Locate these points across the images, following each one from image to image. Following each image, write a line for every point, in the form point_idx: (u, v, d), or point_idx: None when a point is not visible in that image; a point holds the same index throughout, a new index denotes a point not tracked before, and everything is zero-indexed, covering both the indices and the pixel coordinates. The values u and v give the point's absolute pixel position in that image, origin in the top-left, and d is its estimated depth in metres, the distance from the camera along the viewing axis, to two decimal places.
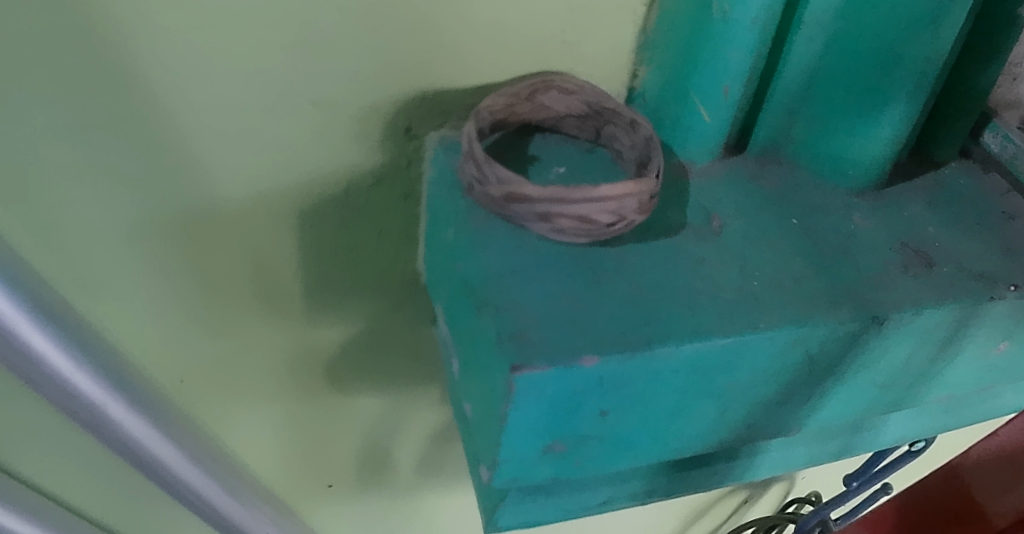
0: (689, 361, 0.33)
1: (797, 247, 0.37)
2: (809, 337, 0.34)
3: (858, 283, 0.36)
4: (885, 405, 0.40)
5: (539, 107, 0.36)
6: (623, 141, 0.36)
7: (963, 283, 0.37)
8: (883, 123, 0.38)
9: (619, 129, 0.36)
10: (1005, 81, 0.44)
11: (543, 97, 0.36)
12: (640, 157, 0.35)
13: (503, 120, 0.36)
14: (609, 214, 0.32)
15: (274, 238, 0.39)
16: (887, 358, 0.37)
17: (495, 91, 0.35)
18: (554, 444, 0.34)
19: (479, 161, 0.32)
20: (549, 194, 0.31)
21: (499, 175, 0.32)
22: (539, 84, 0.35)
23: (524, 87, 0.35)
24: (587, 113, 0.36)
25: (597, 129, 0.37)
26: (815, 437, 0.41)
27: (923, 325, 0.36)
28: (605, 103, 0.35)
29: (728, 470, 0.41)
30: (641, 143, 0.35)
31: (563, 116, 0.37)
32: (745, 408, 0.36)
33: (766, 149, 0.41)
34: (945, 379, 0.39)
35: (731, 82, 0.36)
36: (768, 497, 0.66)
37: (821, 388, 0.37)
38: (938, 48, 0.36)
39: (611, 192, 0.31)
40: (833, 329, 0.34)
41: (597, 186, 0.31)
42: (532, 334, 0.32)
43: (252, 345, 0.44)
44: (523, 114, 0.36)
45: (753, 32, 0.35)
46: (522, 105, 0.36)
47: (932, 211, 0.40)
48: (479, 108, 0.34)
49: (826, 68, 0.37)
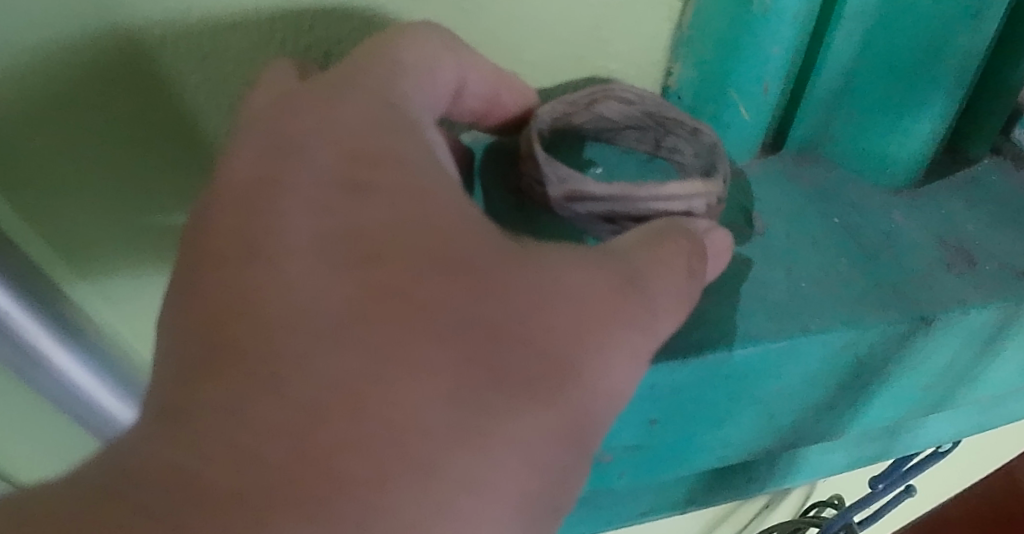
0: (738, 367, 0.32)
1: (840, 247, 0.36)
2: (859, 339, 0.33)
3: (903, 282, 0.35)
4: (927, 407, 0.39)
5: (596, 117, 0.35)
6: (684, 151, 0.36)
7: (1007, 281, 0.36)
8: (921, 119, 0.38)
9: (679, 140, 0.36)
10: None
11: (601, 107, 0.35)
12: (699, 163, 0.36)
13: (559, 127, 0.35)
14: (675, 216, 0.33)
15: None
16: (932, 359, 0.36)
17: (553, 96, 0.34)
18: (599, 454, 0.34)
19: (540, 160, 0.33)
20: (614, 193, 0.32)
21: (558, 173, 0.33)
22: (598, 92, 0.35)
23: (582, 95, 0.35)
24: (645, 125, 0.36)
25: (656, 141, 0.36)
26: (855, 440, 0.41)
27: (969, 324, 0.35)
28: (666, 113, 0.35)
29: (770, 475, 0.41)
30: (701, 149, 0.36)
31: (621, 130, 0.36)
32: (791, 414, 0.36)
33: (803, 147, 0.40)
34: (986, 379, 0.39)
35: (771, 79, 0.36)
36: (788, 500, 0.65)
37: (866, 391, 0.36)
38: (980, 43, 0.35)
39: (681, 193, 0.32)
40: (882, 331, 0.34)
41: (665, 185, 0.32)
42: None
43: None
44: (580, 124, 0.36)
45: (793, 26, 0.34)
46: (579, 113, 0.35)
47: (968, 209, 0.39)
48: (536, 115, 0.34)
49: (864, 65, 0.37)
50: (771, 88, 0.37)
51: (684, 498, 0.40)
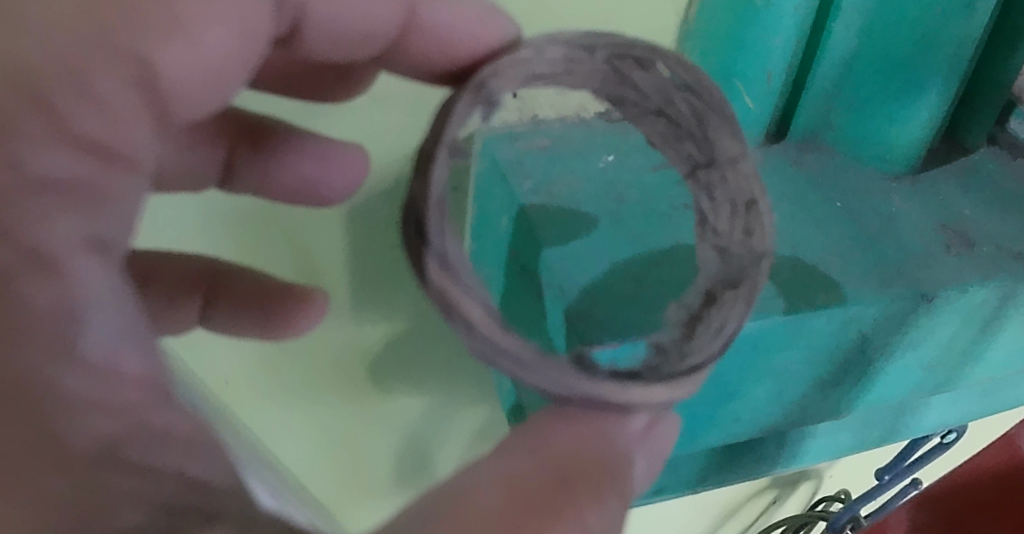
0: (750, 338, 0.33)
1: (843, 228, 0.38)
2: (863, 314, 0.34)
3: (904, 262, 0.36)
4: (930, 387, 0.40)
5: (624, 81, 0.35)
6: (718, 202, 0.35)
7: (1003, 262, 0.37)
8: (920, 106, 0.39)
9: (726, 191, 0.35)
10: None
11: (632, 70, 0.34)
12: (721, 253, 0.35)
13: (553, 77, 0.34)
14: (651, 353, 0.32)
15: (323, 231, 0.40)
16: (934, 336, 0.37)
17: (548, 40, 0.34)
18: None
19: (425, 226, 0.33)
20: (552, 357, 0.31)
21: (445, 255, 0.33)
22: (640, 52, 0.34)
23: (601, 40, 0.34)
24: (689, 129, 0.35)
25: (693, 168, 0.36)
26: (862, 421, 0.43)
27: (969, 301, 0.36)
28: (714, 122, 0.35)
29: (780, 453, 0.42)
30: (738, 236, 0.35)
31: (655, 115, 0.36)
32: (798, 390, 0.37)
33: (806, 136, 0.41)
34: (986, 359, 0.40)
35: (773, 67, 0.38)
36: (798, 494, 0.63)
37: (871, 368, 0.38)
38: (973, 31, 0.37)
39: (657, 397, 0.31)
40: (884, 307, 0.35)
41: (647, 388, 0.31)
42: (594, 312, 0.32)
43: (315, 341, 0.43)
44: (607, 86, 0.35)
45: (793, 18, 0.36)
46: (580, 60, 0.34)
47: (969, 195, 0.41)
48: (487, 80, 0.34)
49: (861, 55, 0.38)
50: (772, 77, 0.39)
51: (696, 475, 0.41)
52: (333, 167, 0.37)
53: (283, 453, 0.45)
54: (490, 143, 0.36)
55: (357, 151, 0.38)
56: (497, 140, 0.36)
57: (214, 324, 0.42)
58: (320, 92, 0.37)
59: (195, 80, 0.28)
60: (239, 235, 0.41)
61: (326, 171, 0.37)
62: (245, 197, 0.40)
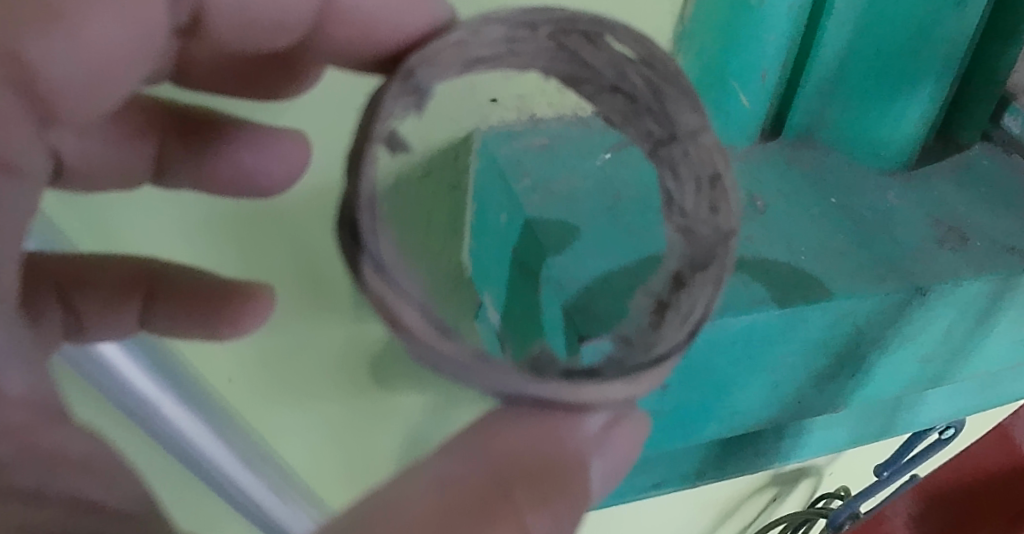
0: (748, 332, 0.34)
1: (837, 224, 0.38)
2: (857, 307, 0.35)
3: (898, 257, 0.37)
4: (925, 381, 0.41)
5: (574, 57, 0.32)
6: (683, 178, 0.32)
7: (996, 256, 0.38)
8: (914, 103, 0.40)
9: (689, 166, 0.32)
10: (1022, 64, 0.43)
11: (583, 48, 0.31)
12: (687, 233, 0.32)
13: (495, 58, 0.32)
14: (615, 346, 0.30)
15: (321, 232, 0.39)
16: (928, 330, 0.38)
17: (485, 20, 0.31)
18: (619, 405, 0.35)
19: (344, 231, 0.33)
20: (501, 363, 0.29)
21: (379, 257, 0.31)
22: (588, 27, 0.31)
23: (543, 17, 0.31)
24: (647, 103, 0.32)
25: (655, 145, 0.33)
26: (860, 415, 0.43)
27: (963, 295, 0.37)
28: (673, 94, 0.31)
29: (779, 444, 0.43)
30: (704, 213, 0.32)
31: (611, 91, 0.33)
32: (794, 384, 0.38)
33: (801, 133, 0.42)
34: (981, 354, 0.40)
35: (768, 67, 0.38)
36: (797, 491, 0.63)
37: (865, 362, 0.38)
38: (964, 29, 0.38)
39: (614, 394, 0.29)
40: (877, 300, 0.35)
41: (604, 386, 0.29)
42: (593, 305, 0.32)
43: (312, 340, 0.42)
44: (555, 65, 0.32)
45: (787, 17, 0.37)
46: (523, 40, 0.31)
47: (963, 191, 0.41)
48: (407, 68, 0.33)
49: (856, 52, 0.39)
50: (768, 77, 0.39)
51: (695, 470, 0.42)
52: (265, 155, 0.36)
53: (287, 454, 0.48)
54: (487, 141, 0.38)
55: (292, 138, 0.37)
56: (496, 139, 0.38)
57: (158, 327, 0.41)
58: (263, 89, 0.37)
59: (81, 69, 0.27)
60: (192, 230, 0.40)
61: (267, 164, 0.36)
62: (190, 194, 0.39)
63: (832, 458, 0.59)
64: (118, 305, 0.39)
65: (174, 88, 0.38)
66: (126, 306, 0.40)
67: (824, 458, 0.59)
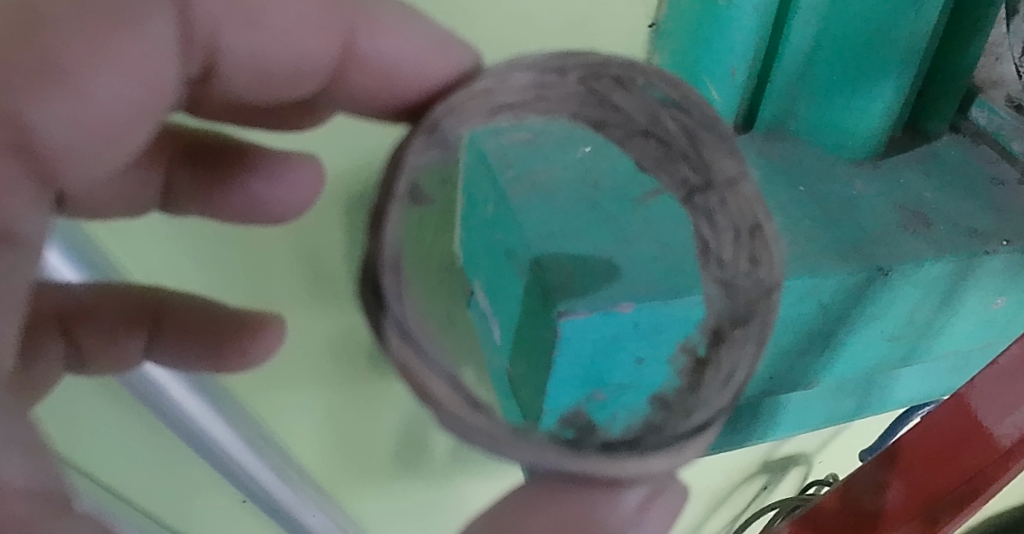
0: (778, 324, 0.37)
1: (805, 211, 0.39)
2: (822, 285, 0.36)
3: (863, 239, 0.38)
4: (895, 359, 0.43)
5: (604, 102, 0.35)
6: (720, 227, 0.34)
7: (960, 239, 0.39)
8: (880, 95, 0.41)
9: (727, 216, 0.35)
10: (988, 61, 0.45)
11: (614, 92, 0.35)
12: (727, 288, 0.33)
13: (525, 106, 0.34)
14: (655, 412, 0.33)
15: (325, 230, 0.38)
16: (893, 309, 0.39)
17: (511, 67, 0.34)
18: (593, 394, 0.32)
19: (383, 291, 0.38)
20: (538, 438, 0.32)
21: (403, 323, 0.38)
22: (617, 72, 0.35)
23: (572, 63, 0.34)
24: (682, 149, 0.35)
25: (690, 193, 0.35)
26: (835, 397, 0.45)
27: (925, 275, 0.38)
28: (706, 142, 0.36)
29: (755, 422, 0.44)
30: (746, 266, 0.34)
31: (642, 136, 0.35)
32: (767, 364, 0.39)
33: (772, 125, 0.43)
34: (948, 333, 0.42)
35: (737, 63, 0.41)
36: (787, 479, 0.59)
37: (833, 338, 0.39)
38: (924, 25, 0.39)
39: (654, 467, 0.32)
40: (842, 279, 0.36)
41: (646, 456, 0.32)
42: (571, 284, 0.31)
43: (301, 332, 0.40)
44: (585, 110, 0.34)
45: (754, 16, 0.39)
46: (553, 84, 0.34)
47: (927, 178, 0.42)
48: (441, 120, 0.34)
49: (822, 47, 0.40)
50: (737, 73, 0.41)
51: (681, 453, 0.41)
52: (283, 180, 0.37)
53: (292, 434, 0.46)
54: (474, 138, 0.34)
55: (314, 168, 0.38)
56: (484, 134, 0.34)
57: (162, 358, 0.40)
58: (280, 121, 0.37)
59: (74, 126, 0.26)
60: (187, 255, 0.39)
61: (287, 191, 0.37)
62: (195, 218, 0.39)
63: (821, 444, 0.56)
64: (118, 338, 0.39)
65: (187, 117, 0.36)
66: (129, 339, 0.39)
67: (813, 445, 0.56)
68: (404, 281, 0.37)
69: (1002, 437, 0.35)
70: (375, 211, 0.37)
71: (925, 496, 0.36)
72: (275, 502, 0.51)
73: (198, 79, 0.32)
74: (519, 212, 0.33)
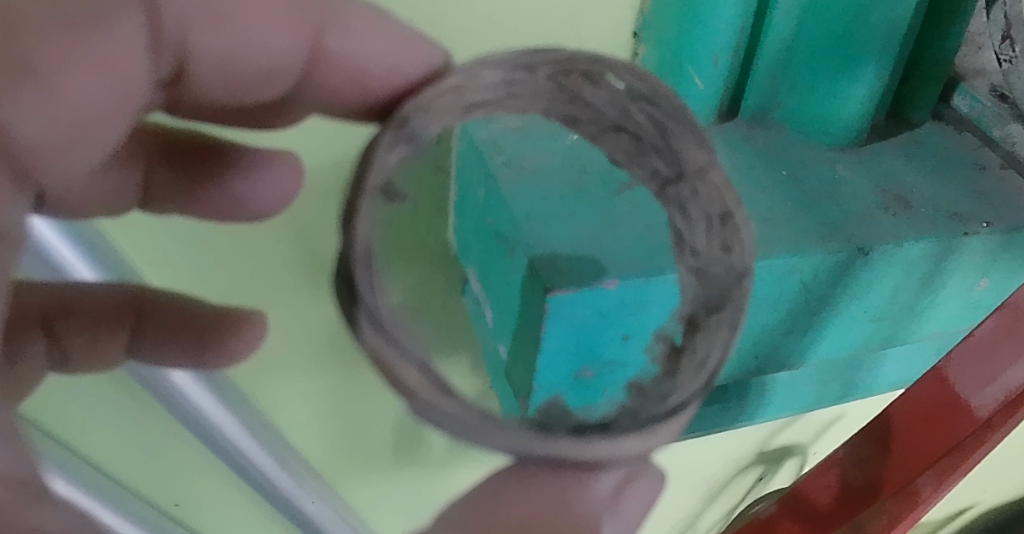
0: (766, 297, 0.37)
1: (787, 193, 0.40)
2: (802, 264, 0.36)
3: (843, 221, 0.39)
4: (880, 340, 0.43)
5: (575, 98, 0.34)
6: (693, 217, 0.34)
7: (940, 221, 0.40)
8: (859, 84, 0.41)
9: (699, 206, 0.34)
10: (970, 50, 0.45)
11: (582, 87, 0.34)
12: (699, 274, 0.33)
13: (496, 103, 0.34)
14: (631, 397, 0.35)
15: (315, 212, 0.40)
16: (875, 290, 0.40)
17: (481, 65, 0.34)
18: (583, 370, 0.34)
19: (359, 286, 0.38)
20: (509, 423, 0.33)
21: (378, 315, 0.38)
22: (587, 67, 0.34)
23: (539, 58, 0.34)
24: (653, 142, 0.35)
25: (662, 185, 0.35)
26: (823, 379, 0.46)
27: (906, 256, 0.39)
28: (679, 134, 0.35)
29: (744, 401, 0.45)
30: (718, 253, 0.34)
31: (614, 130, 0.35)
32: (752, 344, 0.40)
33: (756, 114, 0.44)
34: (933, 313, 0.43)
35: (721, 52, 0.41)
36: None
37: (818, 318, 0.40)
38: (902, 14, 0.39)
39: (627, 449, 0.33)
40: (821, 258, 0.37)
41: (618, 439, 0.33)
42: (558, 260, 0.32)
43: (296, 319, 0.43)
44: (556, 106, 0.34)
45: (736, 6, 0.39)
46: (522, 82, 0.34)
47: (908, 162, 0.43)
48: (410, 116, 0.35)
49: (802, 36, 0.41)
50: (721, 62, 0.41)
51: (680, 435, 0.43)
52: (264, 183, 0.38)
53: (287, 419, 0.48)
54: (467, 127, 0.34)
55: (291, 165, 0.39)
56: (476, 124, 0.34)
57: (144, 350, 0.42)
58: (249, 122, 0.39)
59: (53, 126, 0.26)
60: (187, 249, 0.41)
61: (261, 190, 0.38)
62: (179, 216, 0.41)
63: (818, 436, 0.54)
64: (101, 335, 0.41)
65: (166, 117, 0.38)
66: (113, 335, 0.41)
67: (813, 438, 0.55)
68: (375, 272, 0.37)
69: (979, 409, 0.36)
70: (347, 205, 0.38)
71: (905, 472, 0.36)
72: (274, 491, 0.52)
73: (170, 81, 0.34)
74: (508, 197, 0.35)
